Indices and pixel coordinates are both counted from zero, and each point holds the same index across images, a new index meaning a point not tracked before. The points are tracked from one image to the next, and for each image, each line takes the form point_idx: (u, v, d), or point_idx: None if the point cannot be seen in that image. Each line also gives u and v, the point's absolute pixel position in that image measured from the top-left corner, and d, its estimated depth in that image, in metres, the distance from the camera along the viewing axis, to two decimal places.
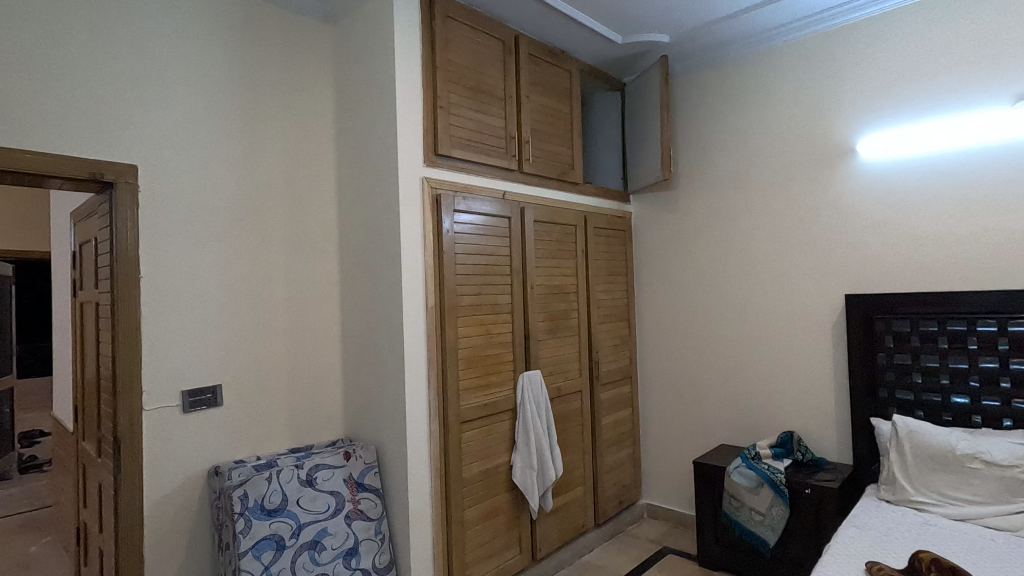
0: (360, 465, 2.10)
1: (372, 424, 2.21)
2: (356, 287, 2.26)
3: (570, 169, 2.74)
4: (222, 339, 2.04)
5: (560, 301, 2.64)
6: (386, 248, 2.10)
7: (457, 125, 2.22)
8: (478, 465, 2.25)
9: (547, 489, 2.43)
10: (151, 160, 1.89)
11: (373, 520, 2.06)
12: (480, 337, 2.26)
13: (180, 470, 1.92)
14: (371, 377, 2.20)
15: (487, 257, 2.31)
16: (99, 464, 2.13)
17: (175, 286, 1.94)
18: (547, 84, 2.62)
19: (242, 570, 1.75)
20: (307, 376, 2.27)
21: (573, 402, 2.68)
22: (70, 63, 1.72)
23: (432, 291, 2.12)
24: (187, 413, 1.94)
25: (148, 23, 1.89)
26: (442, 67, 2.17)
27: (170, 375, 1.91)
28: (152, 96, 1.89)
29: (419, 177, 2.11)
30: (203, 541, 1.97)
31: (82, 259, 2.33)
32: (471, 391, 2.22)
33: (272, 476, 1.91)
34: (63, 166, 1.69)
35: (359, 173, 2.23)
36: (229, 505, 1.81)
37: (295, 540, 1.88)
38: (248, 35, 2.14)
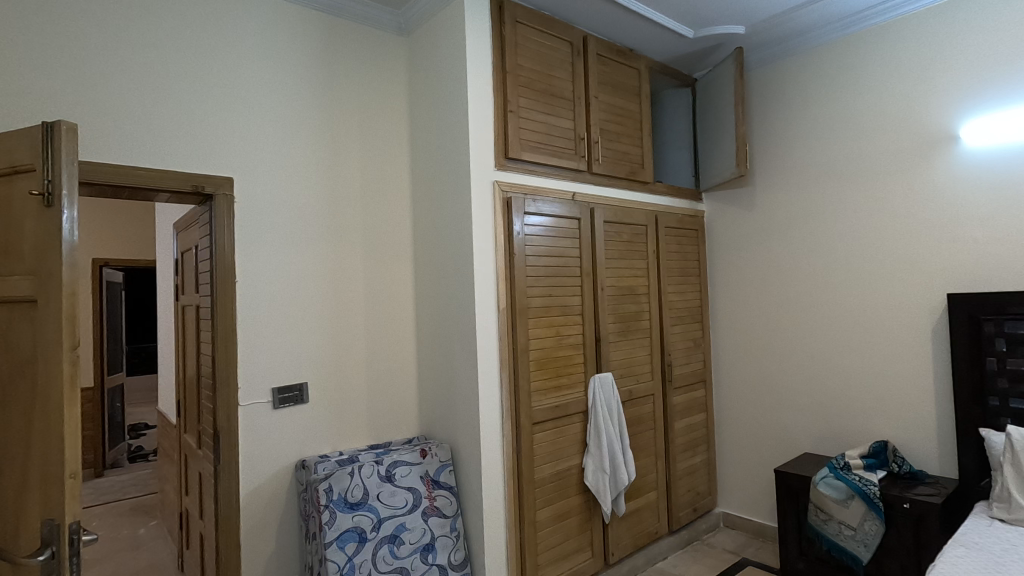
0: (436, 463, 2.16)
1: (446, 423, 2.27)
2: (431, 289, 2.33)
3: (640, 169, 2.70)
4: (307, 340, 2.16)
5: (631, 303, 2.59)
6: (459, 252, 2.15)
7: (527, 128, 2.24)
8: (550, 466, 2.25)
9: (620, 493, 2.39)
10: (244, 171, 2.03)
11: (449, 517, 2.11)
12: (551, 338, 2.27)
13: (270, 463, 2.05)
14: (444, 377, 2.26)
15: (557, 259, 2.31)
16: (200, 455, 2.30)
17: (266, 290, 2.07)
18: (616, 84, 2.59)
19: (328, 560, 1.83)
20: (384, 376, 2.36)
21: (645, 406, 2.62)
22: (174, 86, 1.89)
23: (504, 293, 2.14)
24: (277, 409, 2.07)
25: (239, 44, 2.04)
26: (512, 72, 2.19)
27: (262, 373, 2.05)
28: (244, 112, 2.04)
29: (490, 181, 2.14)
30: (291, 531, 2.09)
31: (184, 266, 2.54)
32: (543, 392, 2.23)
33: (354, 471, 2.00)
34: (171, 181, 1.85)
35: (433, 179, 2.30)
36: (316, 497, 1.91)
37: (375, 533, 1.95)
38: (329, 52, 2.26)
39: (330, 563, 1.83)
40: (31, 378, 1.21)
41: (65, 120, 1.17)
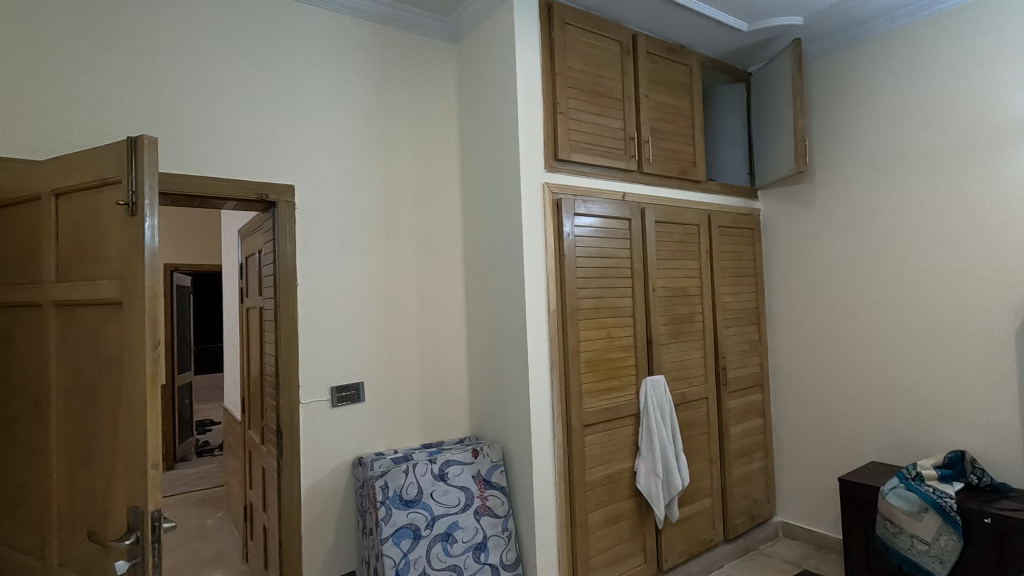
0: (487, 463, 2.19)
1: (497, 423, 2.29)
2: (482, 290, 2.36)
3: (692, 167, 2.64)
4: (363, 340, 2.23)
5: (684, 304, 2.54)
6: (509, 254, 2.17)
7: (577, 130, 2.23)
8: (602, 469, 2.23)
9: (674, 498, 2.34)
10: (304, 179, 2.12)
11: (500, 517, 2.13)
12: (602, 340, 2.25)
13: (329, 459, 2.13)
14: (495, 378, 2.29)
15: (607, 260, 2.29)
16: (264, 450, 2.41)
17: (325, 293, 2.15)
18: (667, 81, 2.55)
19: (384, 555, 1.88)
20: (436, 377, 2.40)
21: (699, 410, 2.56)
22: (240, 99, 1.99)
23: (554, 295, 2.14)
24: (335, 407, 2.15)
25: (299, 58, 2.13)
26: (561, 73, 2.19)
27: (322, 373, 2.13)
28: (303, 123, 2.13)
29: (539, 183, 2.15)
30: (348, 526, 2.16)
31: (248, 270, 2.67)
32: (594, 395, 2.21)
33: (408, 469, 2.04)
34: (238, 189, 1.96)
35: (483, 183, 2.33)
36: (372, 494, 1.97)
37: (429, 530, 1.99)
38: (383, 61, 2.33)
39: (386, 559, 1.88)
40: (117, 375, 1.31)
41: (147, 135, 1.26)
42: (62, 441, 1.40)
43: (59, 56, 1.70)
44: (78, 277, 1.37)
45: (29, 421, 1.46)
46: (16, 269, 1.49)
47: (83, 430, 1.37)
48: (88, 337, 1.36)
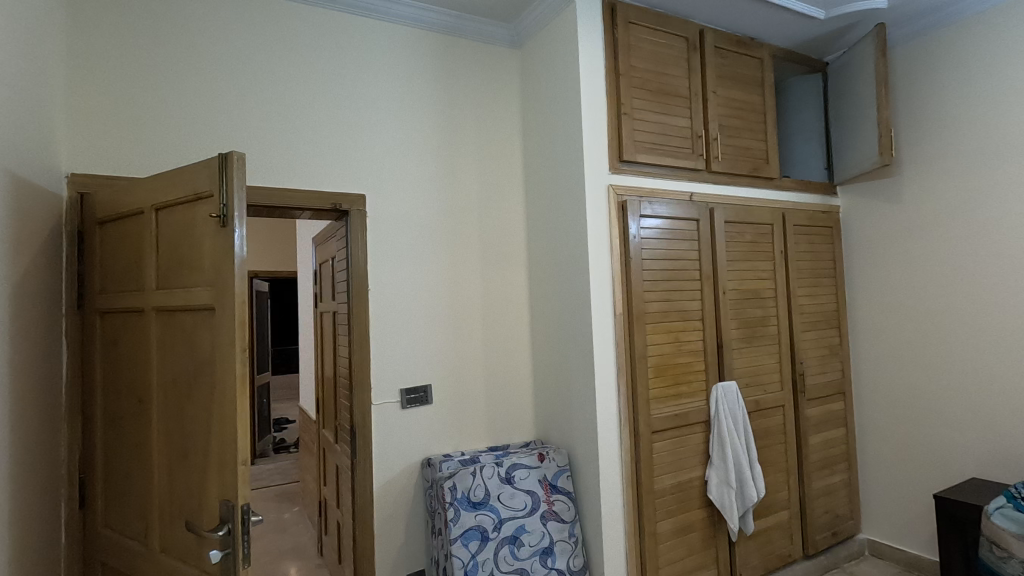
0: (554, 468, 2.18)
1: (562, 428, 2.28)
2: (546, 294, 2.36)
3: (764, 164, 2.53)
4: (430, 343, 2.28)
5: (757, 307, 2.43)
6: (574, 256, 2.16)
7: (641, 130, 2.19)
8: (671, 477, 2.17)
9: (748, 510, 2.24)
10: (374, 188, 2.20)
11: (567, 523, 2.11)
12: (670, 345, 2.19)
13: (399, 459, 2.19)
14: (561, 382, 2.28)
15: (675, 262, 2.23)
16: (338, 449, 2.51)
17: (394, 299, 2.22)
18: (736, 76, 2.46)
19: (452, 556, 1.92)
20: (501, 380, 2.42)
21: (774, 418, 2.45)
22: (314, 114, 2.09)
23: (620, 299, 2.11)
24: (405, 408, 2.21)
25: (369, 71, 2.21)
26: (625, 73, 2.16)
27: (392, 375, 2.19)
28: (373, 134, 2.21)
29: (604, 185, 2.13)
30: (418, 525, 2.21)
31: (323, 276, 2.80)
32: (662, 400, 2.16)
33: (476, 471, 2.07)
34: (313, 200, 2.06)
35: (547, 187, 2.34)
36: (441, 495, 2.01)
37: (496, 533, 2.00)
38: (447, 70, 2.38)
39: (455, 559, 1.91)
40: (210, 377, 1.40)
41: (235, 151, 1.35)
42: (162, 437, 1.52)
43: (157, 82, 1.85)
44: (175, 285, 1.48)
45: (134, 417, 1.60)
46: (122, 277, 1.63)
47: (180, 427, 1.47)
48: (183, 340, 1.46)
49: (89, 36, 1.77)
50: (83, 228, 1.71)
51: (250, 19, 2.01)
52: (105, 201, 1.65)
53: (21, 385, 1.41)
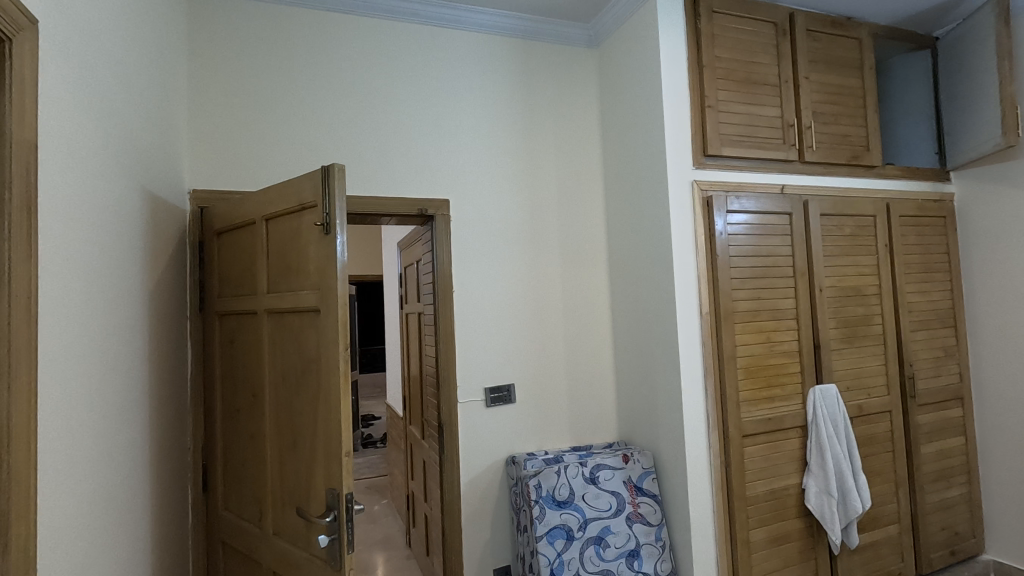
0: (639, 469, 2.15)
1: (647, 429, 2.24)
2: (628, 294, 2.33)
3: (864, 152, 2.36)
4: (512, 344, 2.32)
5: (858, 305, 2.27)
6: (657, 255, 2.12)
7: (727, 122, 2.11)
8: (765, 484, 2.07)
9: (852, 522, 2.10)
10: (457, 193, 2.27)
11: (654, 526, 2.07)
12: (761, 345, 2.09)
13: (485, 457, 2.24)
14: (644, 383, 2.24)
15: (765, 258, 2.12)
16: (425, 445, 2.61)
17: (477, 300, 2.27)
18: (831, 59, 2.31)
19: (539, 553, 1.94)
20: (583, 381, 2.42)
21: (880, 424, 2.27)
22: (400, 124, 2.19)
23: (706, 298, 2.05)
24: (489, 407, 2.26)
25: (451, 81, 2.29)
26: (710, 64, 2.09)
27: (476, 375, 2.25)
28: (456, 141, 2.28)
29: (688, 181, 2.07)
30: (503, 522, 2.26)
31: (408, 279, 2.93)
32: (754, 403, 2.06)
33: (561, 470, 2.09)
34: (401, 206, 2.16)
35: (628, 185, 2.31)
36: (526, 492, 2.04)
37: (582, 533, 2.00)
38: (526, 74, 2.41)
39: (542, 556, 1.94)
40: (316, 374, 1.51)
41: (337, 163, 1.45)
42: (273, 429, 1.65)
43: (262, 102, 2.01)
44: (284, 289, 1.61)
45: (249, 410, 1.75)
46: (237, 283, 1.78)
47: (289, 420, 1.60)
48: (292, 340, 1.59)
49: (207, 65, 1.96)
50: (203, 239, 1.90)
51: (342, 39, 2.13)
52: (222, 214, 1.82)
53: (159, 379, 1.58)
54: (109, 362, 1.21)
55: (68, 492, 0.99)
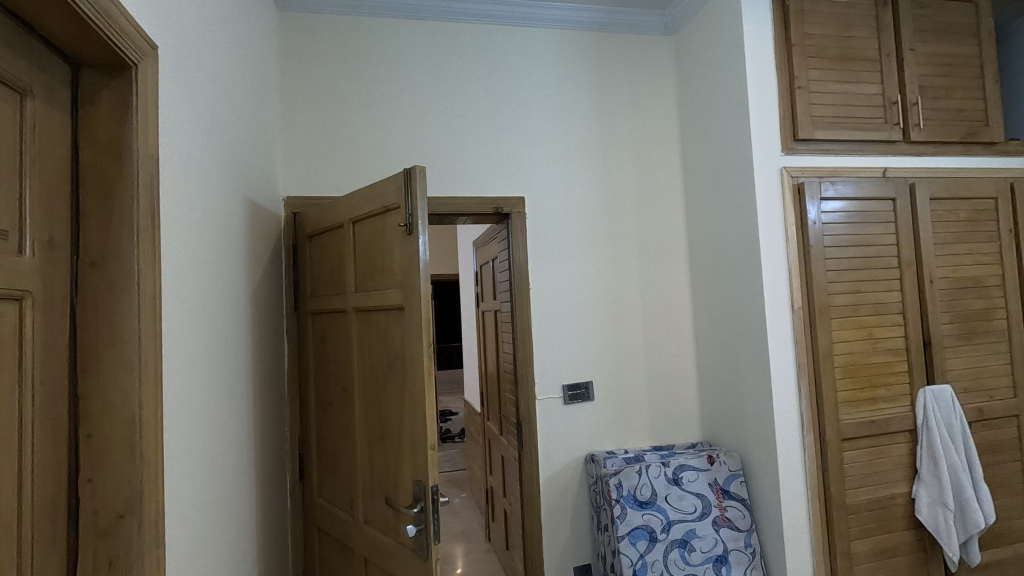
0: (725, 472, 2.06)
1: (733, 429, 2.14)
2: (711, 288, 2.24)
3: (983, 127, 2.12)
4: (590, 340, 2.29)
5: (976, 298, 2.05)
6: (743, 247, 2.01)
7: (820, 103, 1.98)
8: (868, 492, 1.91)
9: (972, 538, 1.90)
10: (532, 190, 2.27)
11: (743, 531, 1.98)
12: (862, 342, 1.93)
13: (563, 454, 2.24)
14: (730, 381, 2.15)
15: (866, 248, 1.96)
16: (504, 441, 2.64)
17: (554, 297, 2.27)
18: (942, 26, 2.09)
19: (621, 553, 1.91)
20: (664, 378, 2.35)
21: (1004, 431, 2.04)
22: (476, 124, 2.23)
23: (798, 291, 1.92)
24: (568, 404, 2.25)
25: (525, 78, 2.29)
26: (799, 42, 1.97)
27: (554, 372, 2.25)
28: (530, 138, 2.28)
29: (776, 168, 1.96)
30: (583, 520, 2.24)
31: (484, 277, 2.98)
32: (854, 404, 1.92)
33: (642, 470, 2.04)
34: (478, 205, 2.19)
35: (710, 174, 2.21)
36: (607, 491, 2.02)
37: (665, 535, 1.95)
38: (600, 66, 2.37)
39: (623, 557, 1.91)
40: (401, 370, 1.57)
41: (419, 165, 1.49)
42: (362, 422, 1.73)
43: (347, 111, 2.12)
44: (370, 288, 1.68)
45: (340, 404, 1.84)
46: (327, 283, 1.88)
47: (377, 414, 1.67)
48: (379, 337, 1.66)
49: (298, 80, 2.08)
50: (296, 243, 2.02)
51: (420, 44, 2.20)
52: (313, 218, 1.93)
53: (261, 373, 1.71)
54: (222, 357, 1.32)
55: (189, 475, 1.09)
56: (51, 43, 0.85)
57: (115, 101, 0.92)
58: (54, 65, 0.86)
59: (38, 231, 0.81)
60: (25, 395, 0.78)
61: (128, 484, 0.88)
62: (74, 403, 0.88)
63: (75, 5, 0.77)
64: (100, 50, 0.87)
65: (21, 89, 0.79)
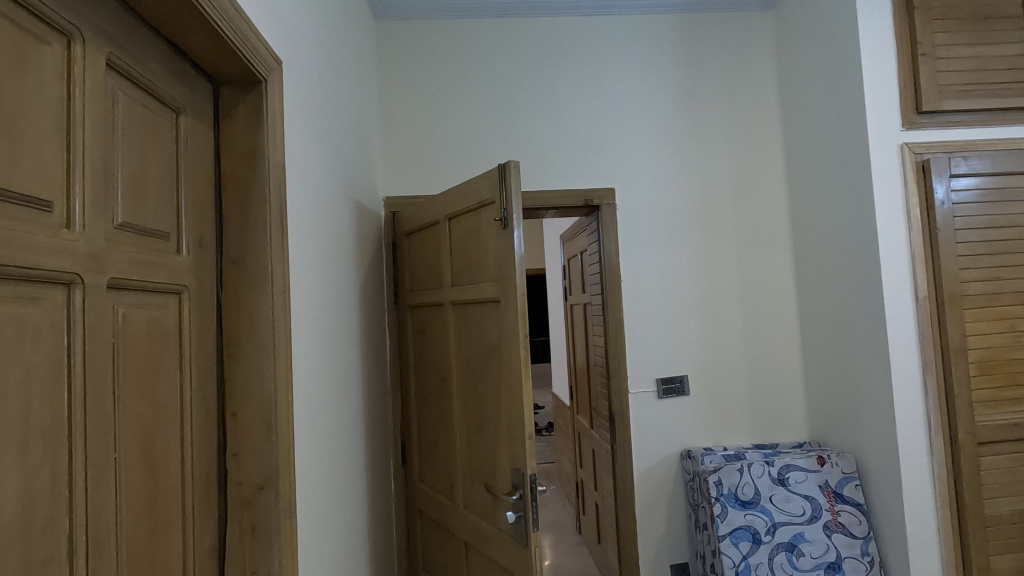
0: (838, 474, 1.93)
1: (846, 428, 1.99)
2: (819, 277, 2.09)
3: None
4: (685, 333, 2.23)
5: None
6: (857, 233, 1.86)
7: (948, 71, 1.78)
8: (1011, 503, 1.71)
9: None
10: (622, 181, 2.24)
11: (859, 538, 1.84)
12: (1002, 335, 1.73)
13: (658, 449, 2.19)
14: (841, 377, 2.00)
15: (1006, 229, 1.75)
16: (595, 435, 2.63)
17: (646, 288, 2.22)
18: None
19: (722, 553, 1.84)
20: (767, 373, 2.23)
21: None
22: (565, 117, 2.23)
23: (924, 279, 1.75)
24: (662, 399, 2.20)
25: (614, 67, 2.25)
26: (922, 5, 1.78)
27: (646, 365, 2.21)
28: (620, 127, 2.24)
29: (897, 145, 1.79)
30: (679, 517, 2.18)
31: (573, 271, 2.98)
32: (993, 405, 1.72)
33: (744, 468, 1.95)
34: (567, 198, 2.19)
35: (816, 155, 2.07)
36: (706, 489, 1.95)
37: (771, 537, 1.85)
38: (693, 49, 2.29)
39: (725, 557, 1.83)
40: (498, 361, 1.61)
41: (513, 160, 1.52)
42: (461, 411, 1.79)
43: (440, 112, 2.19)
44: (466, 281, 1.73)
45: (439, 393, 1.92)
46: (425, 277, 1.97)
47: (475, 403, 1.72)
48: (476, 329, 1.71)
49: (395, 85, 2.19)
50: (396, 240, 2.13)
51: (509, 42, 2.23)
52: (410, 217, 2.03)
53: (368, 362, 1.82)
54: (337, 347, 1.42)
55: (313, 455, 1.19)
56: (197, 65, 0.96)
57: (249, 113, 1.01)
58: (200, 84, 0.97)
59: (191, 232, 0.92)
60: (185, 375, 0.89)
61: (267, 459, 0.98)
62: (221, 385, 0.98)
63: (220, 31, 0.86)
64: (236, 66, 0.96)
65: (176, 107, 0.90)
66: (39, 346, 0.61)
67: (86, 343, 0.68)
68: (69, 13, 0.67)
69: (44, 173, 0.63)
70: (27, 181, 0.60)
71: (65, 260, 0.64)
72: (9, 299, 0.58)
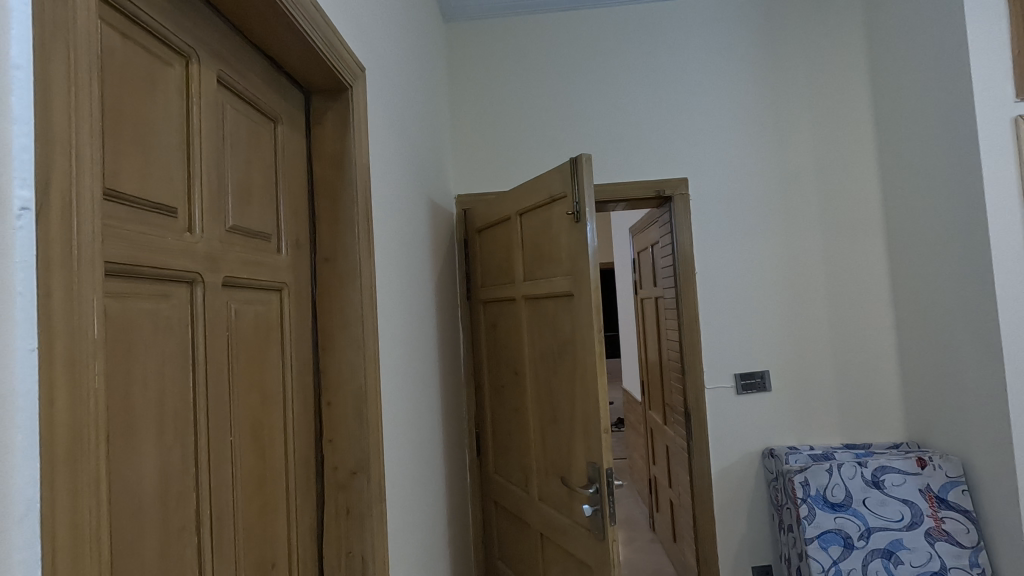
0: (941, 477, 1.79)
1: (951, 428, 1.84)
2: (916, 265, 1.94)
3: None
4: (765, 326, 2.13)
5: None
6: (962, 216, 1.71)
7: None
8: None
9: None
10: (695, 170, 2.17)
11: (967, 548, 1.70)
12: None
13: (738, 446, 2.12)
14: (944, 372, 1.85)
15: None
16: (669, 431, 2.57)
17: (722, 280, 2.15)
18: None
19: (810, 556, 1.74)
20: (858, 369, 2.10)
21: None
22: (635, 107, 2.19)
23: None
24: (741, 394, 2.12)
25: (686, 53, 2.19)
26: None
27: (724, 359, 2.13)
28: (692, 115, 2.18)
29: (1009, 119, 1.62)
30: (762, 518, 2.10)
31: (643, 264, 2.92)
32: None
33: (833, 469, 1.85)
34: (638, 189, 2.15)
35: (913, 133, 1.92)
36: (791, 489, 1.86)
37: (864, 542, 1.74)
38: (771, 28, 2.18)
39: (813, 561, 1.73)
40: (572, 354, 1.61)
41: (585, 153, 1.52)
42: (534, 404, 1.81)
43: (509, 109, 2.22)
44: (538, 275, 1.75)
45: (512, 386, 1.95)
46: (496, 273, 2.00)
47: (549, 396, 1.74)
48: (549, 323, 1.72)
49: (464, 85, 2.23)
50: (467, 237, 2.18)
51: (576, 35, 2.22)
52: (482, 214, 2.06)
53: (444, 356, 1.88)
54: (417, 341, 1.47)
55: (398, 443, 1.24)
56: (291, 76, 1.03)
57: (337, 119, 1.07)
58: (294, 94, 1.04)
59: (288, 233, 0.99)
60: (287, 365, 0.96)
61: (358, 445, 1.04)
62: (317, 375, 1.05)
63: (313, 43, 0.92)
64: (325, 76, 1.02)
65: (275, 117, 0.97)
66: (171, 338, 0.68)
67: (206, 336, 0.74)
68: (187, 37, 0.74)
69: (170, 182, 0.70)
70: (158, 190, 0.67)
71: (188, 260, 0.71)
72: (146, 295, 0.65)
